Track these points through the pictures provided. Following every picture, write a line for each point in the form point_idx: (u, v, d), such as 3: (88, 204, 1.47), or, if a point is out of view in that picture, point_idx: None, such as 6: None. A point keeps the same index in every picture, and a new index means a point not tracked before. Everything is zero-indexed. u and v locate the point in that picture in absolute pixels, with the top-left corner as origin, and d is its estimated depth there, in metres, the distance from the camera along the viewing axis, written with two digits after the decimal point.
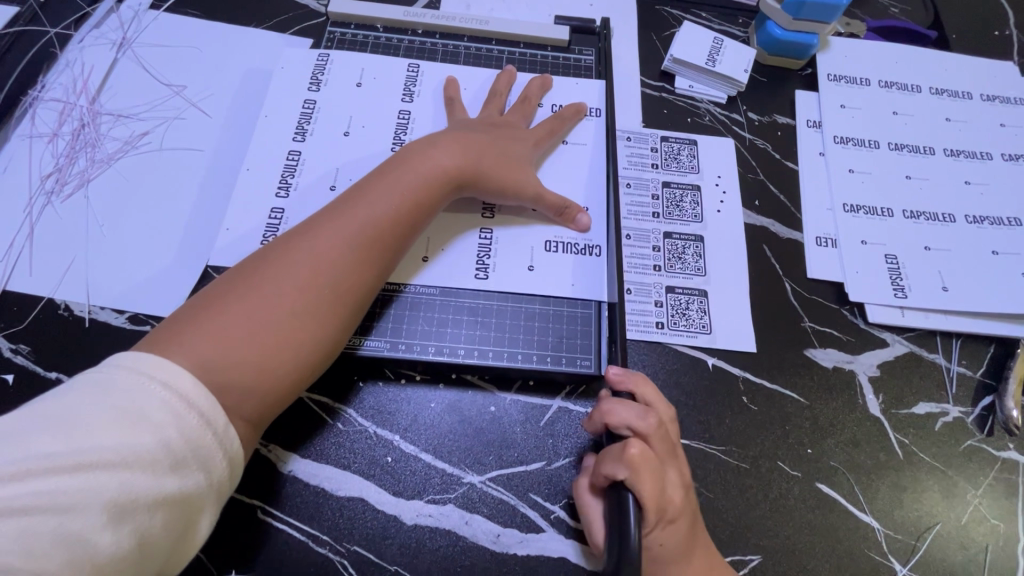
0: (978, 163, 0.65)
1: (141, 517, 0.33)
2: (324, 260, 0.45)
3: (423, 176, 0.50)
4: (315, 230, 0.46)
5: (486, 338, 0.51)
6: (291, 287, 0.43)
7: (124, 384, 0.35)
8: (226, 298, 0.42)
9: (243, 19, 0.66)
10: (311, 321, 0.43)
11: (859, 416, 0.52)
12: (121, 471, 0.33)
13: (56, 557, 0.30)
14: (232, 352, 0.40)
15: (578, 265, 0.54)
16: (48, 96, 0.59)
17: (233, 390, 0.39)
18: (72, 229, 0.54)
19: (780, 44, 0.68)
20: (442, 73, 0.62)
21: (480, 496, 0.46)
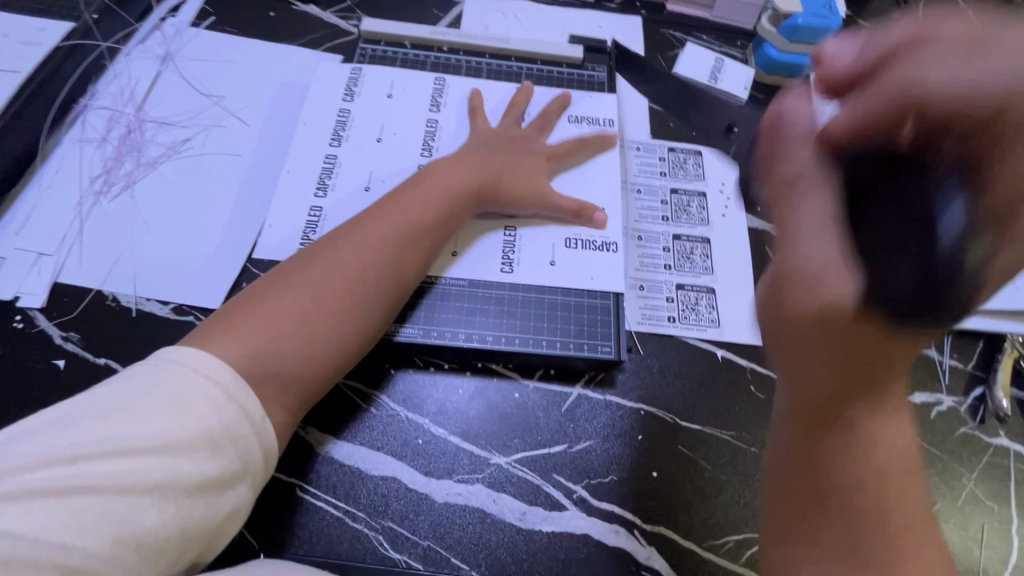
0: None
1: (182, 499, 0.36)
2: (364, 262, 0.49)
3: (452, 191, 0.55)
4: (355, 234, 0.51)
5: (515, 330, 0.54)
6: (335, 285, 0.47)
7: (170, 376, 0.39)
8: (270, 294, 0.46)
9: (279, 37, 0.71)
10: (351, 317, 0.47)
11: None
12: (164, 456, 0.36)
13: (110, 535, 0.33)
14: (280, 343, 0.44)
15: (598, 262, 0.58)
16: (97, 104, 0.63)
17: (279, 377, 0.43)
18: (119, 226, 0.57)
19: (776, 64, 0.73)
20: (466, 86, 0.67)
21: (506, 476, 0.49)
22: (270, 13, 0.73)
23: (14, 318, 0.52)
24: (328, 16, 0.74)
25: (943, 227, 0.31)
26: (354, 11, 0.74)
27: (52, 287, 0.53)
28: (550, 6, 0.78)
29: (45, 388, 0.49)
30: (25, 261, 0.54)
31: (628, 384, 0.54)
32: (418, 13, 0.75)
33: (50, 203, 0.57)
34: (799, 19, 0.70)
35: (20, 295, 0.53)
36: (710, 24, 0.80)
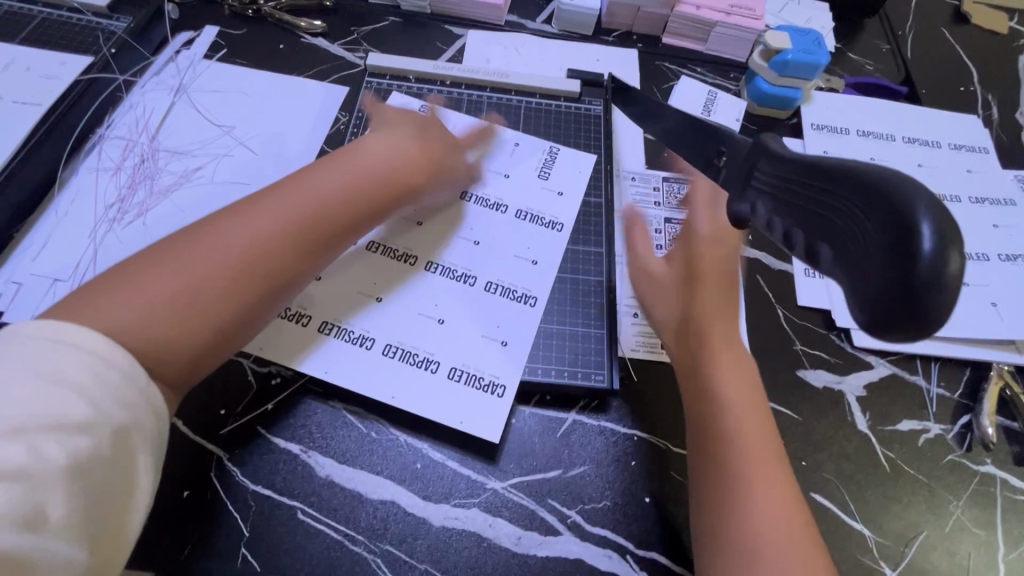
0: (949, 205, 0.72)
1: (77, 477, 0.35)
2: (259, 240, 0.47)
3: (365, 175, 0.54)
4: (251, 211, 0.48)
5: (474, 354, 0.55)
6: (220, 265, 0.45)
7: (43, 352, 0.37)
8: (155, 264, 0.44)
9: (289, 69, 0.74)
10: (240, 301, 0.46)
11: (848, 431, 0.57)
12: (47, 435, 0.34)
13: (3, 518, 0.32)
14: (155, 323, 0.42)
15: (510, 310, 0.58)
16: (113, 134, 0.66)
17: (155, 359, 0.41)
18: (131, 253, 0.59)
19: (767, 97, 0.76)
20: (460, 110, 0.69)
21: (502, 501, 0.50)
22: (280, 45, 0.76)
23: None
24: (335, 49, 0.76)
25: (914, 244, 0.24)
26: (361, 44, 0.77)
27: None
28: (549, 40, 0.81)
29: None
30: (40, 287, 0.56)
31: (623, 411, 0.55)
32: (421, 47, 0.78)
33: (66, 230, 0.60)
34: (789, 55, 0.73)
35: (35, 320, 0.55)
36: (704, 57, 0.83)
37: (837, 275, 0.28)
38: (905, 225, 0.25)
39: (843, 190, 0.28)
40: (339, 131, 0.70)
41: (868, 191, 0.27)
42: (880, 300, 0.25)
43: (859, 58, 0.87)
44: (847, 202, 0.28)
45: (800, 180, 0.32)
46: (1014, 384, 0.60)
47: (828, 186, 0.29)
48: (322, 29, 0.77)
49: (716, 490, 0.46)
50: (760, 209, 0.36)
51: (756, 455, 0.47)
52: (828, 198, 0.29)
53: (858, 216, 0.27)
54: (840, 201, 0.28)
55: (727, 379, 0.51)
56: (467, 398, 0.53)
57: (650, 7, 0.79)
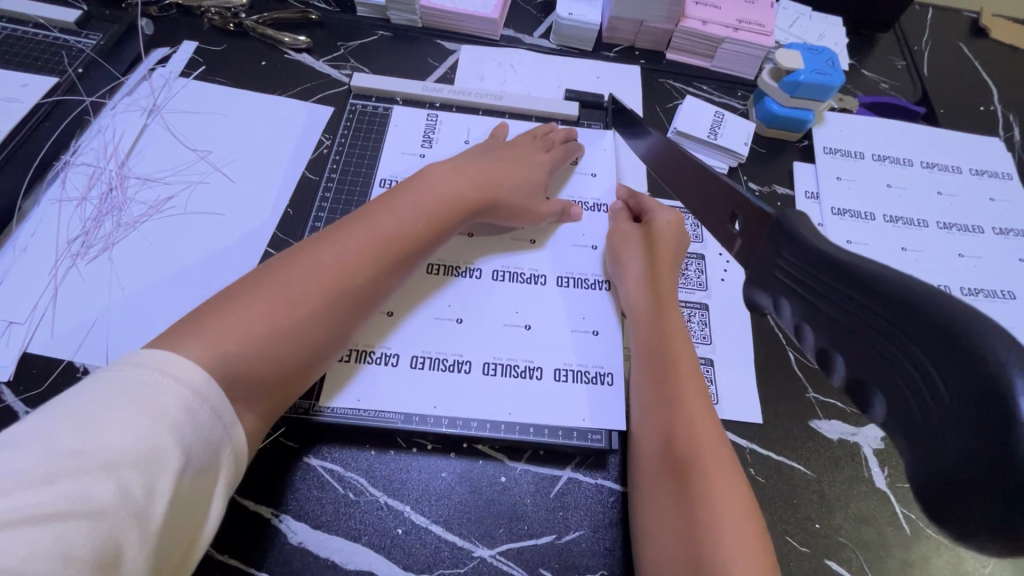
0: (970, 236, 0.68)
1: (162, 515, 0.34)
2: (346, 264, 0.49)
3: (444, 200, 0.55)
4: (342, 238, 0.50)
5: (567, 350, 0.55)
6: (314, 289, 0.47)
7: (144, 382, 0.37)
8: (245, 293, 0.45)
9: (270, 87, 0.70)
10: (326, 324, 0.47)
11: (865, 489, 0.53)
12: (140, 471, 0.34)
13: (83, 561, 0.31)
14: (255, 348, 0.43)
15: (586, 298, 0.58)
16: (79, 160, 0.62)
17: (249, 384, 0.42)
18: (94, 291, 0.55)
19: (779, 118, 0.72)
20: (459, 122, 0.68)
21: (490, 571, 0.46)
22: (261, 62, 0.71)
23: None
24: (320, 65, 0.72)
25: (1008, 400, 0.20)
26: (347, 60, 0.73)
27: (21, 359, 0.51)
28: (547, 55, 0.76)
29: None
30: None
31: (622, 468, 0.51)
32: (411, 63, 0.74)
33: (24, 266, 0.56)
34: (801, 75, 0.68)
35: None
36: (710, 74, 0.78)
37: (896, 430, 0.25)
38: (991, 386, 0.20)
39: (896, 321, 0.24)
40: (322, 155, 0.65)
41: (927, 333, 0.23)
42: (957, 493, 0.21)
43: (873, 75, 0.82)
44: (907, 343, 0.24)
45: (838, 291, 0.28)
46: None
47: (879, 318, 0.25)
48: (306, 44, 0.73)
49: (672, 524, 0.42)
50: (788, 308, 0.33)
51: (746, 551, 0.39)
52: (889, 330, 0.25)
53: (925, 368, 0.23)
54: (901, 342, 0.24)
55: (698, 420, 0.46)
56: (575, 396, 0.53)
57: (655, 22, 0.75)
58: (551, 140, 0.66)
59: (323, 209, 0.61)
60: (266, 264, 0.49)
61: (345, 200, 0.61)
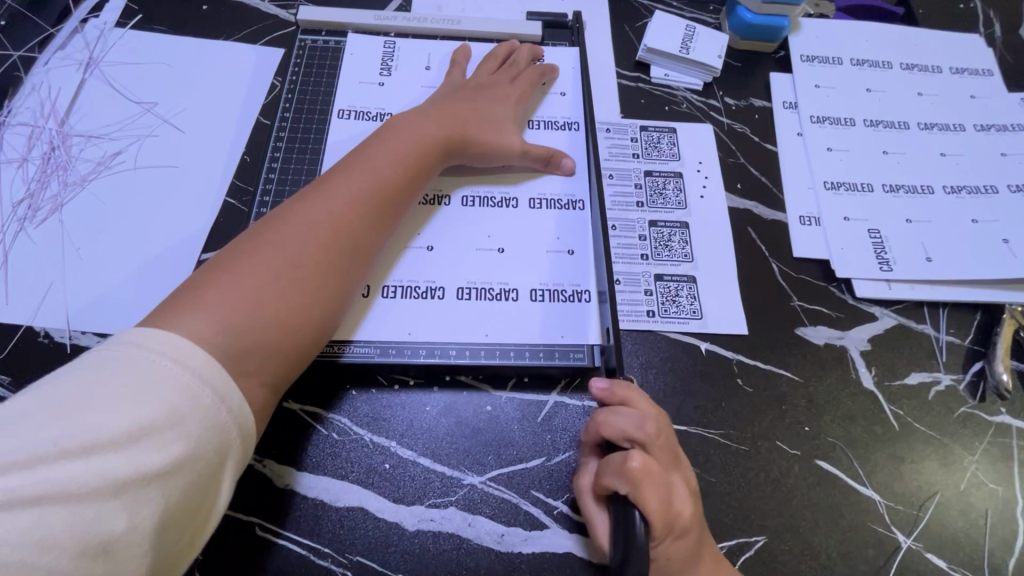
0: (952, 135, 0.65)
1: (155, 498, 0.33)
2: (337, 219, 0.47)
3: (424, 143, 0.53)
4: (326, 193, 0.48)
5: (542, 270, 0.54)
6: (311, 250, 0.45)
7: (133, 363, 0.35)
8: (238, 263, 0.43)
9: (213, 32, 0.66)
10: (330, 283, 0.46)
11: (854, 391, 0.53)
12: (126, 454, 0.32)
13: (66, 544, 0.30)
14: (257, 314, 0.41)
15: (560, 218, 0.56)
16: (15, 121, 0.58)
17: (257, 351, 0.41)
18: (48, 255, 0.52)
19: (753, 29, 0.69)
20: (419, 49, 0.64)
21: (482, 497, 0.46)
22: (202, 6, 0.67)
23: None
24: (266, 6, 0.68)
25: None
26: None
27: None
28: None
29: None
30: None
31: None
32: None
33: None
34: None
35: None
36: None
37: None
38: None
39: None
40: (276, 99, 0.62)
41: None
42: None
43: None
44: None
45: None
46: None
47: None
48: None
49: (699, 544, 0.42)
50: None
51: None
52: None
53: None
54: None
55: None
56: (553, 313, 0.52)
57: None
58: (521, 66, 0.63)
59: (277, 151, 0.58)
60: (254, 228, 0.46)
61: (301, 142, 0.58)
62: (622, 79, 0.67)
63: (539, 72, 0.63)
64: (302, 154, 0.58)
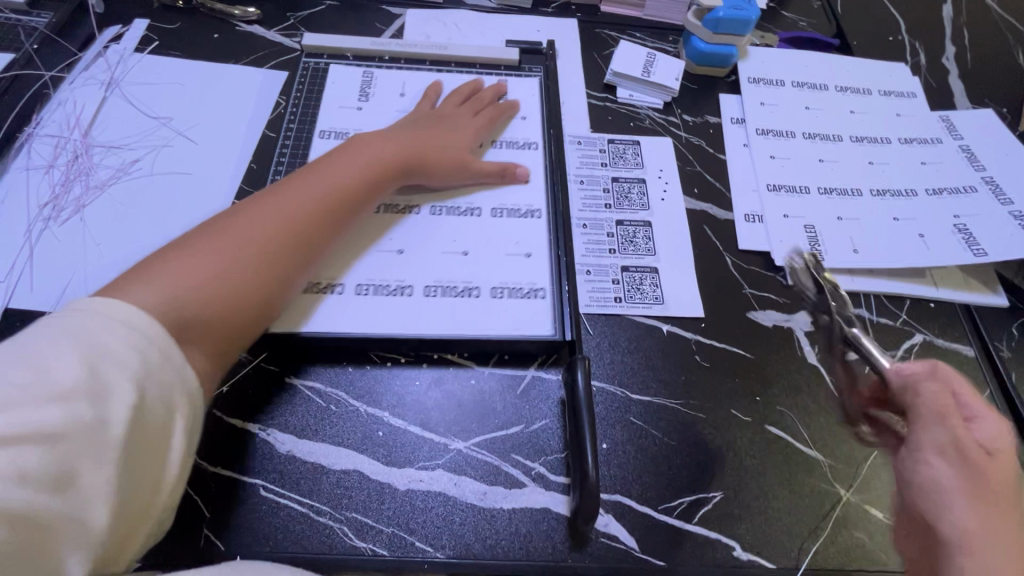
0: (880, 146, 0.74)
1: (117, 443, 0.36)
2: (291, 218, 0.52)
3: (386, 159, 0.59)
4: (281, 195, 0.54)
5: (519, 262, 0.60)
6: (256, 239, 0.50)
7: (93, 327, 0.38)
8: (189, 246, 0.48)
9: (224, 57, 0.73)
10: (271, 272, 0.50)
11: (799, 365, 0.59)
12: (89, 398, 0.36)
13: (35, 478, 0.33)
14: (203, 292, 0.46)
15: (521, 226, 0.63)
16: (43, 132, 0.64)
17: (195, 323, 0.45)
18: (70, 249, 0.58)
19: (705, 55, 0.78)
20: (394, 79, 0.72)
21: (466, 460, 0.51)
22: (214, 34, 0.75)
23: None
24: (271, 35, 0.76)
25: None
26: (298, 29, 0.77)
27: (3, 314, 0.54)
28: (489, 14, 0.81)
29: None
30: None
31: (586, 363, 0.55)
32: (360, 26, 0.78)
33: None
34: (720, 12, 0.75)
35: None
36: (642, 22, 0.84)
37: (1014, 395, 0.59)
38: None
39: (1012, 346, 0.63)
40: (280, 115, 0.69)
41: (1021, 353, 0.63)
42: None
43: (792, 16, 0.90)
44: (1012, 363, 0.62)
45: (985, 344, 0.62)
46: (937, 314, 0.64)
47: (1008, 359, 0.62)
48: (257, 16, 0.77)
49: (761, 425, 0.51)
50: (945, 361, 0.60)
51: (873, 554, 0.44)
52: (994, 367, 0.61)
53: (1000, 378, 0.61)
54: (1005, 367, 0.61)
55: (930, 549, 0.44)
56: (530, 297, 0.58)
57: None
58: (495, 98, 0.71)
59: (283, 158, 0.64)
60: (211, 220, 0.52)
61: (303, 151, 0.65)
62: (592, 99, 0.76)
63: (498, 108, 0.69)
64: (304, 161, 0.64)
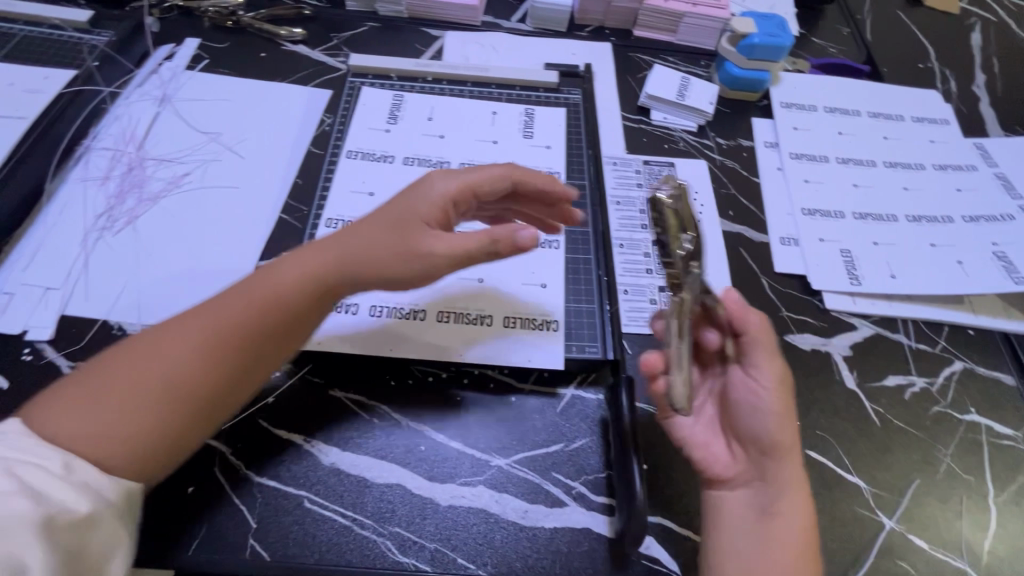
0: (914, 172, 0.75)
1: (70, 524, 0.36)
2: (214, 348, 0.44)
3: (336, 272, 0.46)
4: (240, 293, 0.45)
5: (558, 280, 0.61)
6: (195, 355, 0.43)
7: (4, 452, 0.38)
8: (130, 356, 0.43)
9: (271, 75, 0.76)
10: (209, 391, 0.44)
11: (838, 390, 0.59)
12: (28, 498, 0.36)
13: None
14: (107, 448, 0.41)
15: (539, 257, 0.62)
16: (99, 144, 0.67)
17: (122, 449, 0.41)
18: (123, 259, 0.59)
19: (739, 80, 0.79)
20: (424, 102, 0.73)
21: (507, 477, 0.51)
22: (262, 53, 0.77)
23: (24, 350, 0.54)
24: (316, 54, 0.78)
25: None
26: (342, 49, 0.79)
27: (60, 320, 0.55)
28: (525, 37, 0.83)
29: None
30: (33, 295, 0.56)
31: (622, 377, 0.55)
32: (402, 47, 0.81)
33: (55, 241, 0.60)
34: (755, 39, 0.76)
35: (28, 329, 0.54)
36: (675, 47, 0.86)
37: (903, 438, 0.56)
38: None
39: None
40: (325, 133, 0.71)
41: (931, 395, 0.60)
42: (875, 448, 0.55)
43: (822, 42, 0.92)
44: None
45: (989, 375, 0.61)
46: (975, 341, 0.63)
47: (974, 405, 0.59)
48: (302, 36, 0.79)
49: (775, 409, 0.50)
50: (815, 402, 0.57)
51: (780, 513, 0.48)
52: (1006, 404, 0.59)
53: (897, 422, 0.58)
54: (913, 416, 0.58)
55: (788, 466, 0.49)
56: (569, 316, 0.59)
57: (621, 2, 0.83)
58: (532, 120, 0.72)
59: (329, 174, 0.66)
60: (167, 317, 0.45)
61: (347, 167, 0.67)
62: (627, 121, 0.77)
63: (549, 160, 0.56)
64: (348, 178, 0.66)
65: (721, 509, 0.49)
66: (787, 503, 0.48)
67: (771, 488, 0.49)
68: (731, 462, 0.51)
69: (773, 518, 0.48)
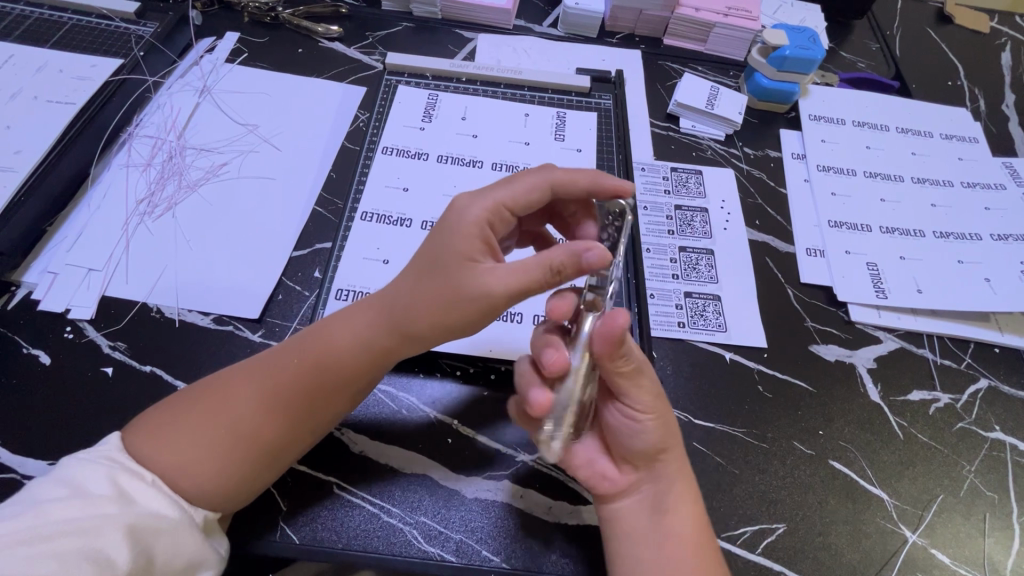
0: (942, 189, 0.75)
1: (150, 533, 0.39)
2: (283, 394, 0.46)
3: (389, 324, 0.47)
4: (312, 343, 0.48)
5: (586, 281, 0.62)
6: (272, 400, 0.45)
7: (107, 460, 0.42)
8: (212, 397, 0.46)
9: (307, 70, 0.77)
10: (279, 436, 0.45)
11: (863, 401, 0.59)
12: (124, 502, 0.39)
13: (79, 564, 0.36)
14: (195, 485, 0.43)
15: None
16: (142, 133, 0.69)
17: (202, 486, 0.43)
18: (161, 243, 0.61)
19: (768, 92, 0.79)
20: (458, 101, 0.74)
21: (532, 472, 0.52)
22: (299, 49, 0.79)
23: (65, 329, 0.55)
24: (351, 52, 0.80)
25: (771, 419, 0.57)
26: (377, 48, 0.81)
27: (100, 301, 0.57)
28: (557, 42, 0.84)
29: (94, 393, 0.52)
30: (75, 276, 0.58)
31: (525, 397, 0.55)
32: (436, 48, 0.82)
33: (97, 224, 0.61)
34: (786, 51, 0.77)
35: (70, 308, 0.56)
36: (704, 56, 0.87)
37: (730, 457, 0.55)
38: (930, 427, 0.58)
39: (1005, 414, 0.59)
40: (359, 129, 0.72)
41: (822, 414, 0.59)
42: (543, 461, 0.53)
43: (851, 56, 0.92)
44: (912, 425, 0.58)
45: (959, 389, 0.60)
46: (1001, 359, 0.63)
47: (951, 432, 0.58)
48: (338, 34, 0.81)
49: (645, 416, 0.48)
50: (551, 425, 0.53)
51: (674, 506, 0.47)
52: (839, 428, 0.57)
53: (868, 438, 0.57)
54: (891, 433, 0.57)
55: (670, 464, 0.48)
56: None
57: (653, 10, 0.84)
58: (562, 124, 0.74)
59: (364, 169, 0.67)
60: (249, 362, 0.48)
61: (381, 163, 0.68)
62: (656, 128, 0.78)
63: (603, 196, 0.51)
64: (381, 173, 0.67)
65: (617, 527, 0.47)
66: (675, 497, 0.47)
67: (661, 485, 0.48)
68: (618, 475, 0.49)
69: (665, 514, 0.46)
